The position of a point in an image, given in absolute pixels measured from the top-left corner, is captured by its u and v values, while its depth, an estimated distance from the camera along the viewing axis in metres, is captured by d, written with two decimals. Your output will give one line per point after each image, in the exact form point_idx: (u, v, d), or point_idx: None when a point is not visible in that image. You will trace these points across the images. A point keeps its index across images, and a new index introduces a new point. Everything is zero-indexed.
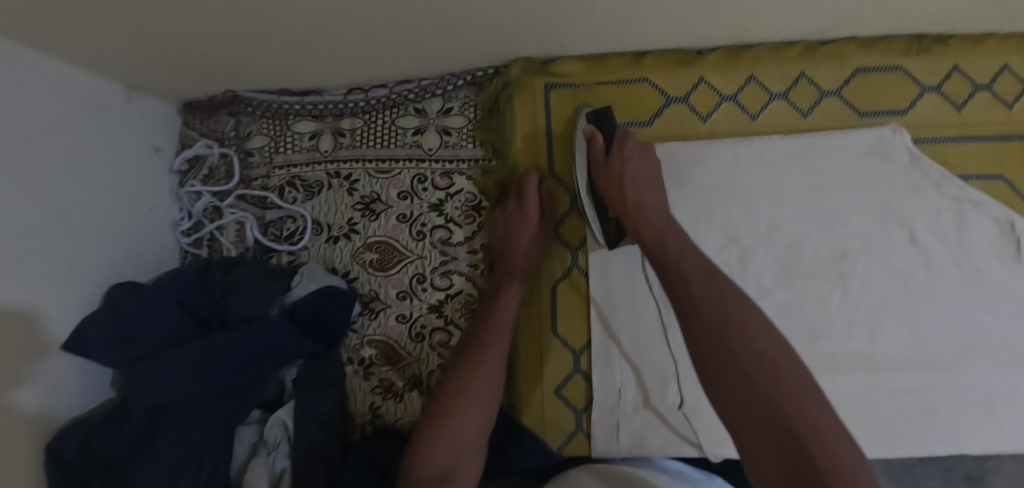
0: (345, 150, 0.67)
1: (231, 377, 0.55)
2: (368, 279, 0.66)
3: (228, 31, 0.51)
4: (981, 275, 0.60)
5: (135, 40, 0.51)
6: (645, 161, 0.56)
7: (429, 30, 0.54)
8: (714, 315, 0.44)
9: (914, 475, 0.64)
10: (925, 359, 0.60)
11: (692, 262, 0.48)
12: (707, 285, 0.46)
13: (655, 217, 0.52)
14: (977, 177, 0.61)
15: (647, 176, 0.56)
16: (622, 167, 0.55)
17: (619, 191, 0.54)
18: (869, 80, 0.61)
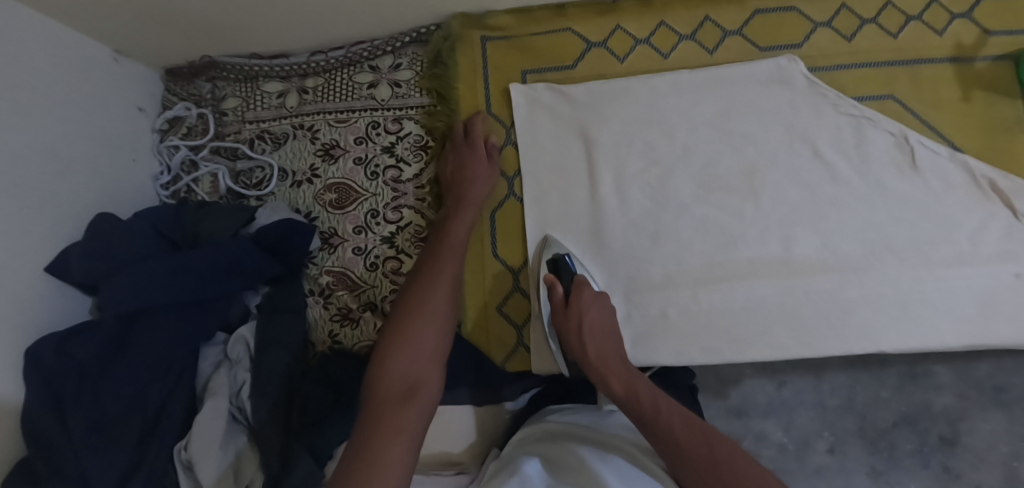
0: (308, 105, 0.75)
1: (198, 289, 0.61)
2: (327, 217, 0.72)
3: None
4: (881, 184, 0.66)
5: (126, 3, 0.60)
6: (601, 310, 0.60)
7: None
8: (703, 461, 0.46)
9: (889, 440, 0.75)
10: (835, 261, 0.65)
11: (666, 407, 0.49)
12: (690, 430, 0.47)
13: (618, 366, 0.55)
14: (869, 97, 0.67)
15: (603, 325, 0.59)
16: (579, 320, 0.58)
17: (580, 344, 0.57)
18: (766, 19, 0.69)
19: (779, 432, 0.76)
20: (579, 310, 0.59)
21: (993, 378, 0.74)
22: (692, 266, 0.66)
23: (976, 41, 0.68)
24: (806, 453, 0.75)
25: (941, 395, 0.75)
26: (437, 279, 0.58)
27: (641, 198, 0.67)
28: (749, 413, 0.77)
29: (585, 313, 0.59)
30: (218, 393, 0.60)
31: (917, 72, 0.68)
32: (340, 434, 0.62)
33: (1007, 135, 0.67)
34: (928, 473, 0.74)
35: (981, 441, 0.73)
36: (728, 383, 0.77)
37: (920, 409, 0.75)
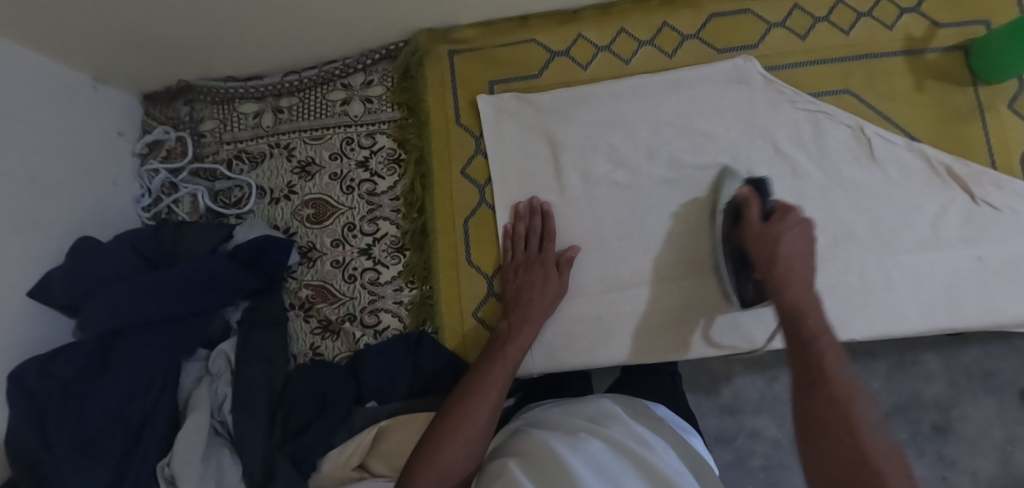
0: (284, 124, 0.77)
1: (178, 305, 0.63)
2: (305, 232, 0.74)
3: (177, 20, 0.63)
4: (841, 176, 0.67)
5: (104, 30, 0.62)
6: (803, 239, 0.53)
7: (344, 8, 0.65)
8: (834, 393, 0.41)
9: (882, 428, 0.77)
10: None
11: (826, 344, 0.45)
12: (840, 368, 0.43)
13: (801, 293, 0.49)
14: (826, 93, 0.69)
15: (800, 253, 0.52)
16: (778, 236, 0.53)
17: (768, 259, 0.52)
18: (722, 22, 0.71)
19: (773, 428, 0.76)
20: (780, 228, 0.53)
21: (982, 363, 0.76)
22: (661, 265, 0.67)
23: (926, 33, 0.70)
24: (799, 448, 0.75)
25: (931, 383, 0.77)
26: (491, 390, 0.55)
27: (608, 199, 0.68)
28: (743, 409, 0.76)
29: (784, 233, 0.53)
30: (199, 407, 0.61)
31: (871, 66, 0.69)
32: (325, 442, 0.63)
33: (962, 122, 0.68)
34: (922, 461, 0.76)
35: (975, 427, 0.76)
36: (719, 380, 0.77)
37: (911, 398, 0.77)
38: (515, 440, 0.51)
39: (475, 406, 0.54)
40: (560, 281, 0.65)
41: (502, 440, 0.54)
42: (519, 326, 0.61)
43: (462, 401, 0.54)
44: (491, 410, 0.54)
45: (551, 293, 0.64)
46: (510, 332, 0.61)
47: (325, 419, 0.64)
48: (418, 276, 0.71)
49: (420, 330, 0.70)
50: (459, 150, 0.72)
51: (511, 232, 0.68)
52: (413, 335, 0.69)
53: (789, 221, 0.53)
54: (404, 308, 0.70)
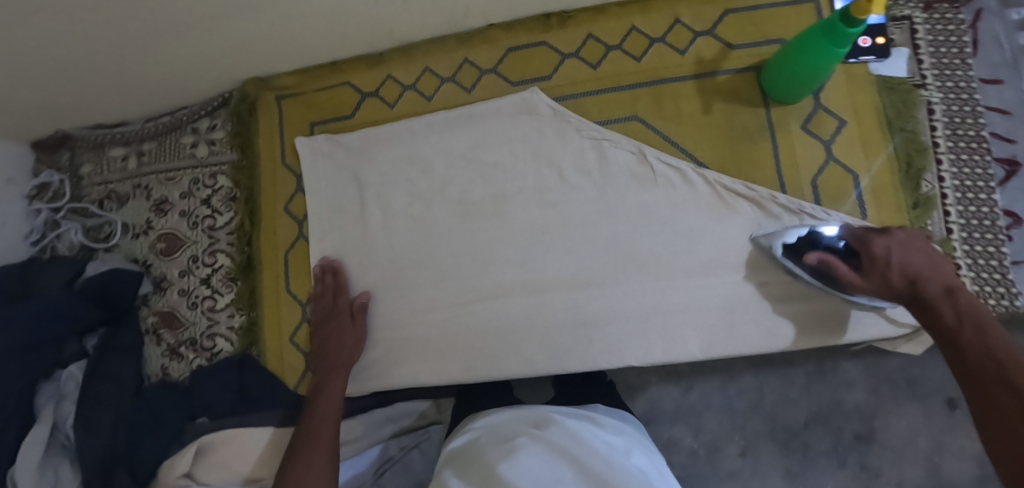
0: (145, 166, 0.86)
1: (29, 337, 0.70)
2: (158, 263, 0.83)
3: (35, 91, 0.74)
4: (625, 200, 0.69)
5: None
6: (911, 249, 0.56)
7: (167, 67, 0.73)
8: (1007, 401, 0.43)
9: (803, 439, 0.79)
10: (581, 278, 0.69)
11: (983, 348, 0.47)
12: (998, 373, 0.45)
13: (952, 314, 0.50)
14: (613, 120, 0.71)
15: (922, 264, 0.54)
16: (896, 268, 0.54)
17: (905, 293, 0.54)
18: (518, 56, 0.74)
19: (690, 438, 0.82)
20: (875, 256, 0.56)
21: (907, 372, 0.78)
22: (458, 297, 0.71)
23: (718, 55, 0.70)
24: (717, 458, 0.81)
25: (853, 391, 0.79)
26: (320, 432, 0.63)
27: (406, 230, 0.73)
28: (658, 419, 0.82)
29: (894, 262, 0.55)
30: (43, 423, 0.71)
31: (659, 90, 0.70)
32: (156, 454, 0.73)
33: (751, 143, 0.68)
34: (845, 473, 0.78)
35: (899, 437, 0.78)
36: (635, 391, 0.83)
37: (832, 406, 0.79)
38: (465, 448, 0.56)
39: (313, 450, 0.61)
40: (355, 328, 0.70)
41: (459, 441, 0.59)
42: (329, 373, 0.68)
43: (296, 456, 0.60)
44: (328, 449, 0.61)
45: (353, 340, 0.70)
46: (320, 383, 0.68)
47: (158, 433, 0.74)
48: (245, 304, 0.78)
49: (245, 354, 0.77)
50: (281, 189, 0.79)
51: (314, 295, 0.74)
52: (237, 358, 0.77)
53: (879, 247, 0.56)
54: (234, 332, 0.78)
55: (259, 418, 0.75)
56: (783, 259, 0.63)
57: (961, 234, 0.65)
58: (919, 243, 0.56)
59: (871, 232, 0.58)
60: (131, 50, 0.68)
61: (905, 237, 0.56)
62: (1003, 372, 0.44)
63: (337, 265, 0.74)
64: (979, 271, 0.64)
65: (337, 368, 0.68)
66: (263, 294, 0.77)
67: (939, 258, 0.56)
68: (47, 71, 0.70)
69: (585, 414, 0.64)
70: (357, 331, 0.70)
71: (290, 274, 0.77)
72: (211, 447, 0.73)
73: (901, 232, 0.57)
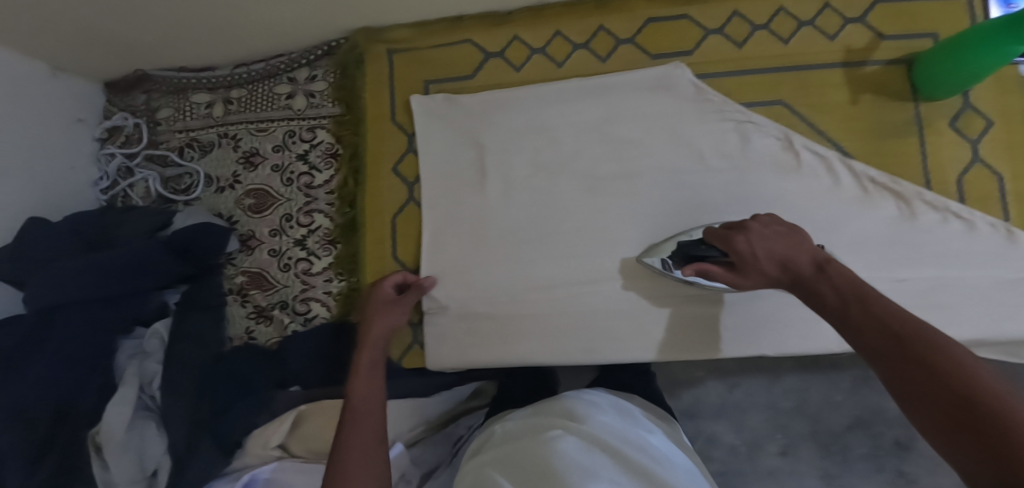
0: (232, 115, 0.80)
1: (109, 287, 0.66)
2: (246, 221, 0.77)
3: (128, 20, 0.68)
4: (762, 188, 0.66)
5: (64, 31, 0.68)
6: (774, 236, 0.51)
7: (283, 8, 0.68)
8: (898, 361, 0.36)
9: (843, 441, 0.80)
10: None
11: (859, 309, 0.41)
12: (884, 333, 0.38)
13: (829, 286, 0.45)
14: (758, 103, 0.68)
15: (784, 243, 0.50)
16: (758, 257, 0.50)
17: (775, 280, 0.50)
18: (656, 27, 0.70)
19: (731, 434, 0.81)
20: (740, 253, 0.51)
21: None
22: (571, 277, 0.68)
23: (868, 45, 0.68)
24: (756, 456, 0.81)
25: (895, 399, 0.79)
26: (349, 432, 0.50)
27: (525, 201, 0.69)
28: (700, 414, 0.81)
29: (756, 251, 0.50)
30: (127, 381, 0.66)
31: (806, 76, 0.68)
32: (244, 424, 0.67)
33: (897, 138, 0.67)
34: (882, 477, 0.79)
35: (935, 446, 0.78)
36: (680, 385, 0.82)
37: (873, 412, 0.79)
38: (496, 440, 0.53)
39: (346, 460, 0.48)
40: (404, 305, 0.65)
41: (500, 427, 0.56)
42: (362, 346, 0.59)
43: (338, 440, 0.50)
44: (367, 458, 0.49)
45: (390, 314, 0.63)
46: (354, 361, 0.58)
47: (246, 400, 0.68)
48: (345, 269, 0.73)
49: (344, 321, 0.73)
50: (390, 149, 0.74)
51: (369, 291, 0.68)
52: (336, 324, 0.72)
53: (742, 243, 0.51)
54: (332, 298, 0.73)
55: None
56: (683, 276, 0.63)
57: None
58: (780, 227, 0.52)
59: (730, 229, 0.53)
60: None
61: (761, 225, 0.52)
62: (890, 332, 0.38)
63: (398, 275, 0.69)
64: None
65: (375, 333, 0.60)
66: (364, 259, 0.73)
67: (806, 236, 0.51)
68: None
69: (618, 405, 0.59)
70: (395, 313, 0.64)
71: (402, 238, 0.72)
72: (306, 417, 0.69)
73: (758, 221, 0.52)
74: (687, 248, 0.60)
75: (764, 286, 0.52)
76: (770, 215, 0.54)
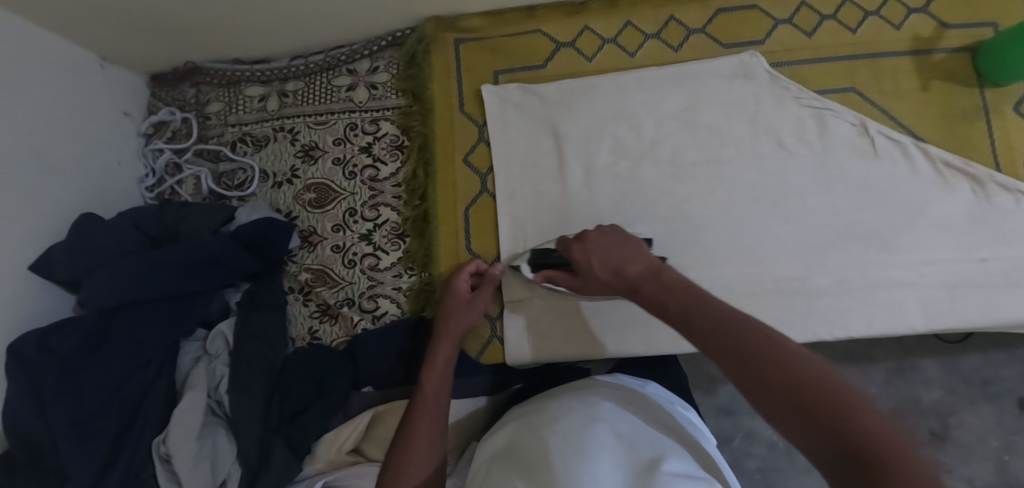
0: (289, 108, 0.77)
1: (177, 284, 0.63)
2: (307, 216, 0.74)
3: (193, 6, 0.64)
4: (844, 172, 0.67)
5: (123, 15, 0.65)
6: (607, 247, 0.53)
7: None
8: (734, 349, 0.35)
9: None
10: (808, 250, 0.66)
11: (695, 306, 0.40)
12: (718, 327, 0.37)
13: (660, 289, 0.44)
14: (831, 90, 0.69)
15: (615, 249, 0.52)
16: (588, 263, 0.53)
17: (608, 286, 0.51)
18: (729, 17, 0.71)
19: (768, 430, 0.80)
20: (580, 263, 0.54)
21: (982, 372, 0.77)
22: None
23: (934, 34, 0.70)
24: (795, 451, 0.79)
25: (930, 389, 0.78)
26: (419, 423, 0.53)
27: (608, 187, 0.68)
28: (738, 410, 0.81)
29: (591, 259, 0.53)
30: (195, 385, 0.62)
31: (879, 64, 0.69)
32: (317, 427, 0.63)
33: (969, 123, 0.68)
34: None
35: (972, 435, 0.76)
36: (715, 381, 0.81)
37: (910, 404, 0.77)
38: (500, 432, 0.52)
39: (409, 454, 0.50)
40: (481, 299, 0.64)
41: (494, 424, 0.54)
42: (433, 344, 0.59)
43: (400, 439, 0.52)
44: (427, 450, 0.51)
45: (465, 310, 0.62)
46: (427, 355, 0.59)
47: (321, 401, 0.65)
48: (417, 263, 0.71)
49: (418, 315, 0.70)
50: (461, 140, 0.72)
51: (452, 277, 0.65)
52: (410, 321, 0.69)
53: (578, 253, 0.54)
54: (403, 294, 0.71)
55: None
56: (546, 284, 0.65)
57: None
58: (616, 236, 0.54)
59: (574, 239, 0.56)
60: None
61: (599, 234, 0.55)
62: (722, 327, 0.37)
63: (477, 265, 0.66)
64: None
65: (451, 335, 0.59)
66: (438, 253, 0.70)
67: (641, 243, 0.52)
68: None
69: (628, 389, 0.56)
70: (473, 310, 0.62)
71: (478, 230, 0.70)
72: (382, 418, 0.66)
73: (597, 230, 0.56)
74: (545, 252, 0.63)
75: (599, 291, 0.54)
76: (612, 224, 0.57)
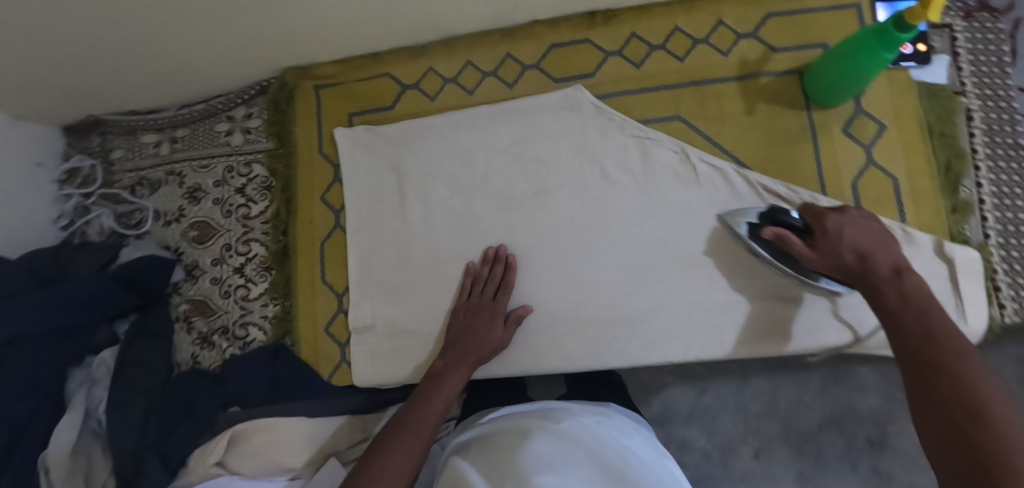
0: (178, 153, 0.86)
1: (65, 319, 0.71)
2: (190, 251, 0.83)
3: (70, 69, 0.73)
4: (664, 197, 0.69)
5: (18, 85, 0.74)
6: (866, 230, 0.52)
7: (211, 51, 0.72)
8: (923, 362, 0.40)
9: (815, 443, 0.74)
10: (637, 267, 0.69)
11: (933, 315, 0.43)
12: (952, 345, 0.40)
13: (913, 284, 0.46)
14: (656, 119, 0.72)
15: (867, 238, 0.51)
16: (835, 241, 0.51)
17: (827, 262, 0.52)
18: (561, 52, 0.74)
19: (703, 439, 0.77)
20: (828, 230, 0.52)
21: None
22: None
23: (762, 57, 0.71)
24: (730, 459, 0.76)
25: (867, 396, 0.74)
26: (406, 436, 0.58)
27: (445, 221, 0.73)
28: (671, 420, 0.77)
29: (842, 230, 0.52)
30: (75, 408, 0.71)
31: (702, 90, 0.71)
32: (187, 444, 0.72)
33: (794, 146, 0.69)
34: (858, 477, 0.73)
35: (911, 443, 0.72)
36: (649, 392, 0.78)
37: (846, 411, 0.74)
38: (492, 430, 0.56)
39: (389, 449, 0.57)
40: (503, 334, 0.66)
41: (477, 429, 0.58)
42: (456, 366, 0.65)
43: (388, 435, 0.59)
44: (407, 451, 0.57)
45: (493, 343, 0.66)
46: (444, 370, 0.65)
47: (189, 421, 0.73)
48: (279, 293, 0.78)
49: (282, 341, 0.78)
50: (318, 180, 0.79)
51: (472, 274, 0.70)
52: (271, 347, 0.76)
53: (832, 221, 0.52)
54: (268, 321, 0.78)
55: (289, 408, 0.73)
56: (750, 244, 0.64)
57: (999, 239, 0.67)
58: (875, 224, 0.53)
59: (826, 208, 0.55)
60: (184, 32, 0.67)
61: (856, 215, 0.53)
62: (940, 343, 0.40)
63: (511, 258, 0.69)
64: (1016, 277, 0.66)
65: (462, 370, 0.64)
66: (296, 285, 0.77)
67: (893, 239, 0.51)
68: (94, 49, 0.69)
69: (599, 410, 0.62)
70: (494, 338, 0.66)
71: (331, 264, 0.77)
72: (242, 436, 0.72)
73: (856, 210, 0.54)
74: (777, 214, 0.59)
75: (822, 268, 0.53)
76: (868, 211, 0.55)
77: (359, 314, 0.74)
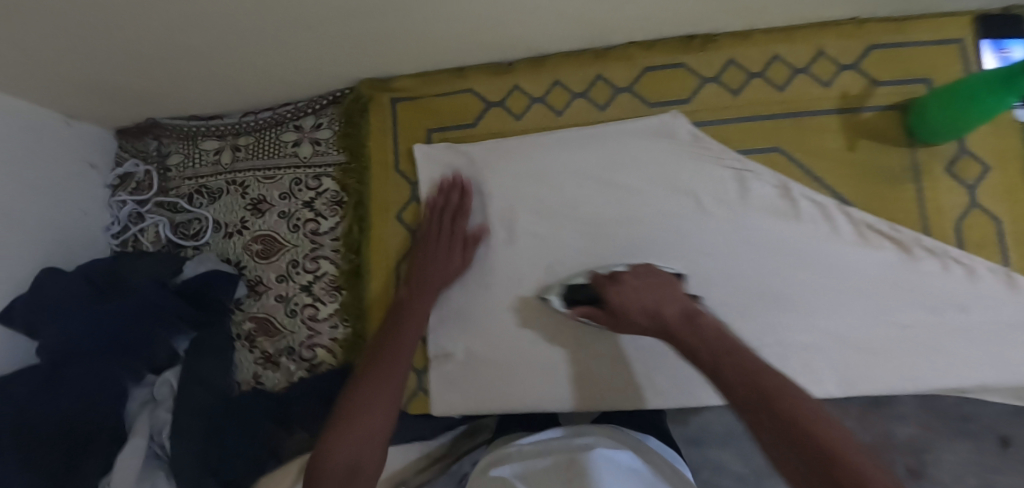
0: (241, 162, 0.82)
1: (121, 333, 0.70)
2: (254, 266, 0.79)
3: (136, 74, 0.68)
4: (749, 230, 0.67)
5: (75, 84, 0.69)
6: (643, 289, 0.56)
7: (289, 63, 0.68)
8: (744, 410, 0.40)
9: None
10: (728, 301, 0.67)
11: (728, 363, 0.44)
12: (758, 398, 0.40)
13: (701, 340, 0.48)
14: (755, 150, 0.70)
15: (652, 294, 0.55)
16: (616, 301, 0.57)
17: (631, 326, 0.56)
18: (654, 75, 0.71)
19: (742, 464, 0.71)
20: (614, 304, 0.57)
21: None
22: (560, 323, 0.68)
23: (863, 91, 0.69)
24: None
25: None
26: (383, 376, 0.58)
27: (529, 247, 0.70)
28: (706, 441, 0.72)
29: (625, 293, 0.57)
30: (139, 432, 0.66)
31: (800, 122, 0.70)
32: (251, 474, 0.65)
33: (895, 184, 0.68)
34: None
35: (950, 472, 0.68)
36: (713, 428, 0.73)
37: None
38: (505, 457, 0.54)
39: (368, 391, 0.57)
40: (463, 256, 0.69)
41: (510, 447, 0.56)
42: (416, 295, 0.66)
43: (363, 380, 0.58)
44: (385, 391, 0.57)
45: (444, 277, 0.68)
46: (405, 303, 0.66)
47: (254, 447, 0.67)
48: (351, 315, 0.75)
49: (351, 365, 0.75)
50: (393, 199, 0.76)
51: (432, 205, 0.71)
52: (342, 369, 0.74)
53: (612, 295, 0.57)
54: (338, 344, 0.75)
55: None
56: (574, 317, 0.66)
57: None
58: (654, 279, 0.58)
59: (607, 280, 0.60)
60: (267, 43, 0.63)
61: (635, 276, 0.59)
62: (781, 399, 0.39)
63: (466, 183, 0.72)
64: None
65: (424, 300, 0.66)
66: (370, 307, 0.74)
67: (675, 288, 0.56)
68: (167, 56, 0.64)
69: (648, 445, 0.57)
70: (450, 262, 0.69)
71: None
72: None
73: (635, 274, 0.59)
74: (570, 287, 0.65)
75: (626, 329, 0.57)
76: (648, 267, 0.60)
77: (438, 340, 0.71)
